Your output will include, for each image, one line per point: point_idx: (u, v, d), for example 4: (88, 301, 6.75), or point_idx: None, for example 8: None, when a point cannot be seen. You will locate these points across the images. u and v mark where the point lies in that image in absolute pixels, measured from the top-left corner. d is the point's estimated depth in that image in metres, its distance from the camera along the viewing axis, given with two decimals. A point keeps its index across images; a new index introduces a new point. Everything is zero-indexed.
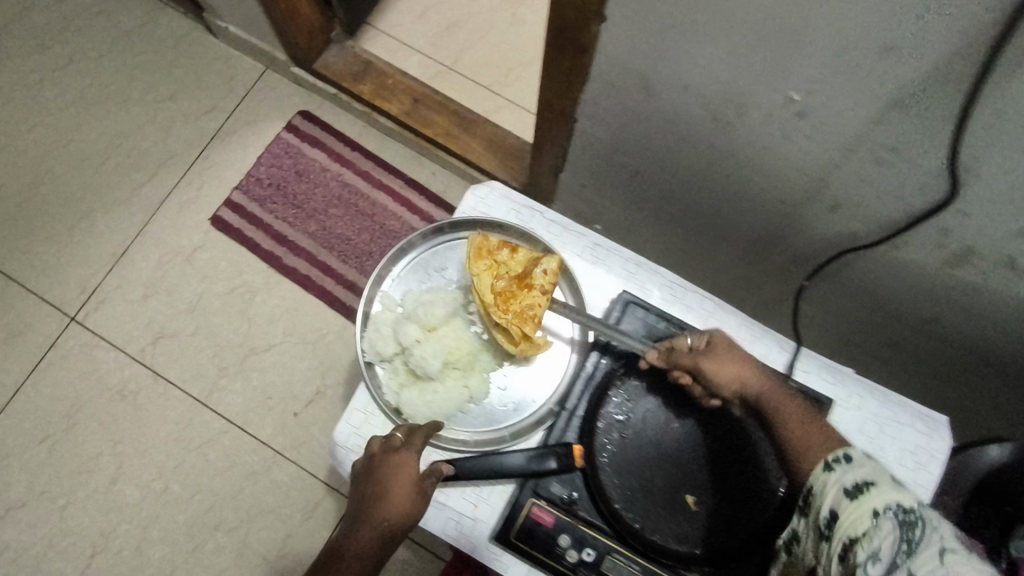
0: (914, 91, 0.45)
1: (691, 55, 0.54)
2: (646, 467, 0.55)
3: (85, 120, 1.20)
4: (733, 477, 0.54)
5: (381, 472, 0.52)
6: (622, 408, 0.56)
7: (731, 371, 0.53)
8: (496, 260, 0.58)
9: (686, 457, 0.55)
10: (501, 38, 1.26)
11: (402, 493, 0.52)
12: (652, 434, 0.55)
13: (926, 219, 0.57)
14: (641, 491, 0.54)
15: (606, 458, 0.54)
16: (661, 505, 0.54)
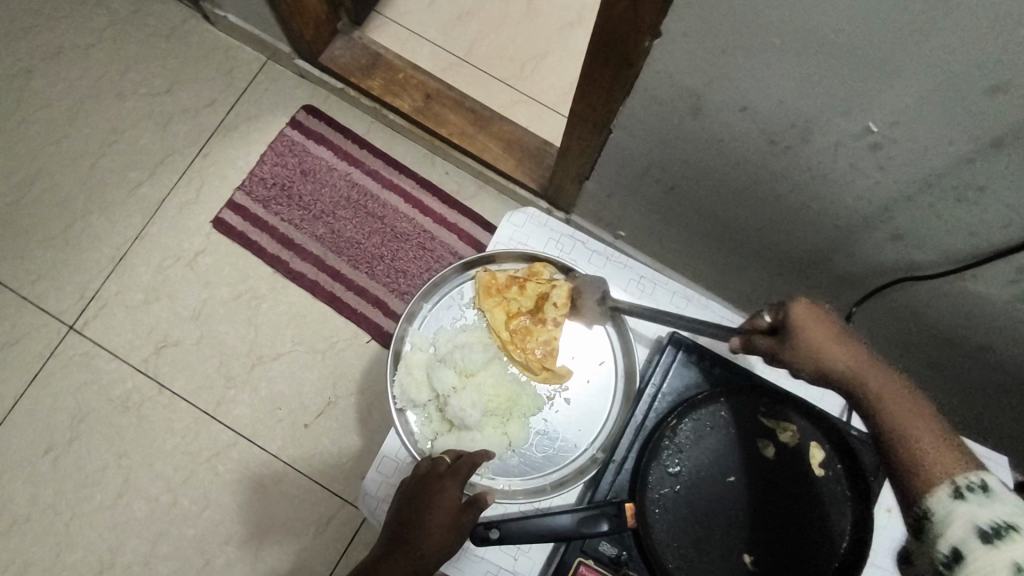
0: (1022, 125, 0.41)
1: (758, 77, 0.50)
2: (703, 520, 0.55)
3: (77, 115, 1.14)
4: (789, 532, 0.55)
5: (428, 495, 0.55)
6: (676, 460, 0.57)
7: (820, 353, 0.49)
8: (508, 298, 0.66)
9: (737, 508, 0.56)
10: (516, 27, 1.19)
11: (444, 519, 0.54)
12: (708, 486, 0.56)
13: (1002, 255, 0.53)
14: (698, 546, 0.55)
15: (657, 511, 0.55)
16: (714, 558, 0.55)
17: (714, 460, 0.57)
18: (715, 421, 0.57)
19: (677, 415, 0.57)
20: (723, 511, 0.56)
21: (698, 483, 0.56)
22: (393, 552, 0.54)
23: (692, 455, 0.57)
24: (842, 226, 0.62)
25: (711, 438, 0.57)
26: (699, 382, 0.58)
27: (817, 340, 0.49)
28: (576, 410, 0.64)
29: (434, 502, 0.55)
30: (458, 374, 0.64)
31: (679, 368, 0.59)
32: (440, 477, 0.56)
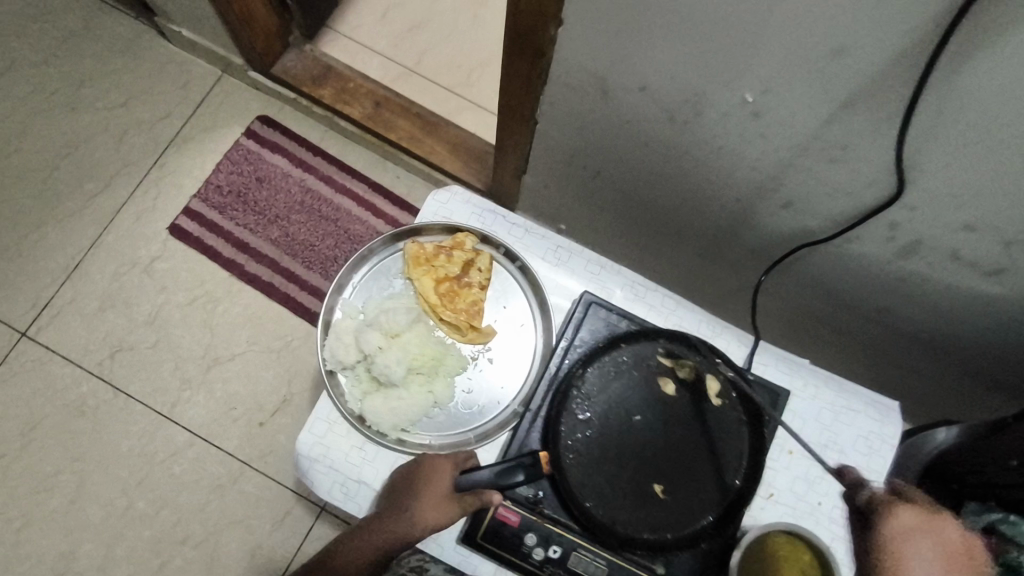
0: (863, 89, 0.47)
1: (650, 56, 0.56)
2: (603, 450, 0.54)
3: (32, 127, 1.16)
4: (688, 466, 0.54)
5: (421, 483, 0.52)
6: (585, 406, 0.55)
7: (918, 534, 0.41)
8: (434, 264, 0.62)
9: (650, 450, 0.54)
10: (462, 41, 1.25)
11: (431, 506, 0.51)
12: (616, 421, 0.55)
13: (874, 214, 0.58)
14: (605, 479, 0.54)
15: (571, 456, 0.54)
16: (630, 499, 0.53)
17: (625, 390, 0.55)
18: (635, 359, 0.56)
19: (587, 357, 0.55)
20: (630, 443, 0.54)
21: (607, 419, 0.55)
22: (376, 524, 0.52)
23: (607, 393, 0.55)
24: (743, 198, 0.67)
25: (627, 370, 0.56)
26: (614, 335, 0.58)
27: (903, 541, 0.40)
28: (501, 369, 0.60)
29: (429, 491, 0.51)
30: (386, 335, 0.60)
31: (594, 321, 0.59)
32: (438, 468, 0.53)
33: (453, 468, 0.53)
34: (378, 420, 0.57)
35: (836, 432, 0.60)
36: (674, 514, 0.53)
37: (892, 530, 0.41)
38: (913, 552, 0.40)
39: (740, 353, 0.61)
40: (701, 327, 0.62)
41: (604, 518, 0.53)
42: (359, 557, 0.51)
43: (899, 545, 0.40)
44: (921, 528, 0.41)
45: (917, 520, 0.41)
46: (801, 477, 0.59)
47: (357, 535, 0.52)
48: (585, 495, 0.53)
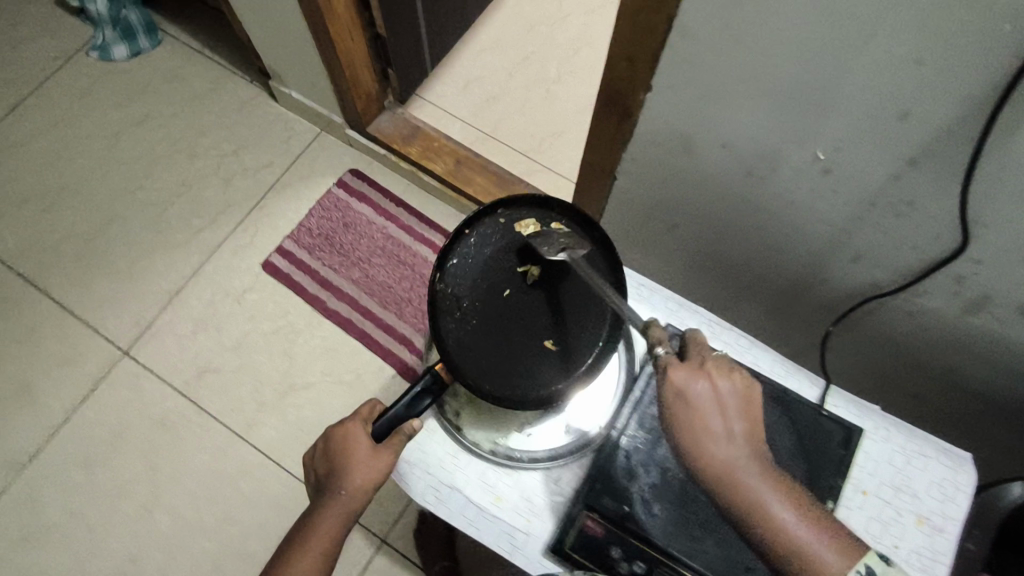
0: (926, 152, 0.53)
1: (731, 117, 0.63)
2: (495, 321, 0.61)
3: (153, 169, 1.30)
4: (561, 323, 0.61)
5: (343, 456, 0.60)
6: (457, 303, 0.61)
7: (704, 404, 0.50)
8: None
9: (522, 316, 0.61)
10: (536, 111, 1.38)
11: (364, 470, 0.59)
12: (490, 298, 0.61)
13: (940, 268, 0.63)
14: (495, 348, 0.61)
15: (455, 349, 0.60)
16: (520, 363, 0.60)
17: (489, 269, 0.62)
18: (494, 238, 0.62)
19: (440, 256, 0.62)
20: (512, 309, 0.61)
21: (485, 297, 0.61)
22: (325, 504, 0.61)
23: (482, 271, 0.62)
24: (814, 252, 0.73)
25: (489, 251, 0.62)
26: None
27: (694, 402, 0.50)
28: (588, 393, 0.63)
29: (350, 458, 0.60)
30: None
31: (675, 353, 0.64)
32: (351, 435, 0.61)
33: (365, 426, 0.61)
34: (472, 431, 0.62)
35: (910, 476, 0.62)
36: (559, 367, 0.60)
37: (681, 396, 0.50)
38: (707, 411, 0.50)
39: (813, 393, 0.65)
40: (775, 367, 0.66)
41: (502, 382, 0.60)
42: (322, 538, 0.60)
43: (691, 408, 0.50)
44: (716, 389, 0.50)
45: (699, 382, 0.50)
46: (875, 518, 0.61)
47: (311, 521, 0.61)
48: (489, 359, 0.60)
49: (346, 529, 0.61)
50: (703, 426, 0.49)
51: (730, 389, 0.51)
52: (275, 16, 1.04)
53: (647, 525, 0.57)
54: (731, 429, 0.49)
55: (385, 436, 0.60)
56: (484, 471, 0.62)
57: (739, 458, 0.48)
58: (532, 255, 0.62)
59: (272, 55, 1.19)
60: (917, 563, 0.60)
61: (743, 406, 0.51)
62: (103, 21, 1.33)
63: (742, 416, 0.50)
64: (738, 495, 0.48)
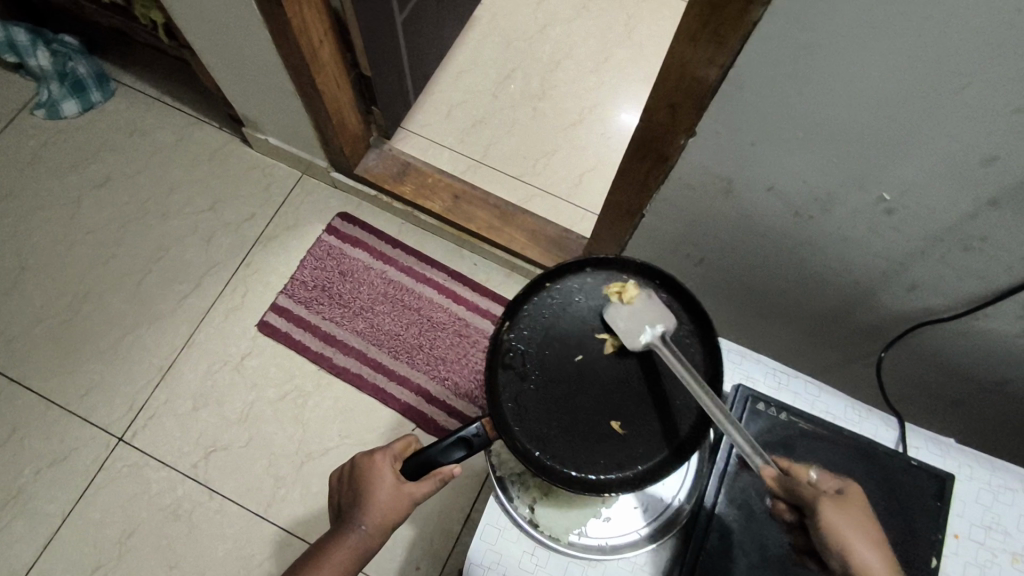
0: (1011, 193, 0.51)
1: (785, 162, 0.60)
2: (564, 390, 0.58)
3: (125, 236, 1.21)
4: (639, 403, 0.57)
5: (366, 485, 0.61)
6: (521, 356, 0.59)
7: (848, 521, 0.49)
8: None
9: (590, 386, 0.58)
10: (526, 132, 1.32)
11: (381, 503, 0.60)
12: (567, 366, 0.58)
13: (1009, 296, 0.61)
14: (558, 417, 0.57)
15: (512, 408, 0.57)
16: (579, 438, 0.56)
17: (576, 335, 0.59)
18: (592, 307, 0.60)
19: (514, 304, 0.60)
20: (585, 379, 0.58)
21: (563, 361, 0.59)
22: (341, 534, 0.61)
23: (565, 336, 0.59)
24: (864, 282, 0.71)
25: (584, 319, 0.60)
26: (776, 429, 0.59)
27: (836, 525, 0.49)
28: None
29: (371, 490, 0.61)
30: None
31: (752, 414, 0.60)
32: (376, 466, 0.62)
33: (392, 460, 0.62)
34: (549, 524, 0.58)
35: (998, 513, 0.61)
36: (626, 447, 0.56)
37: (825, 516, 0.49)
38: (850, 534, 0.49)
39: (890, 436, 0.63)
40: (848, 413, 0.63)
41: (556, 454, 0.56)
42: (332, 565, 0.60)
43: (840, 531, 0.49)
44: (853, 508, 0.50)
45: (841, 505, 0.50)
46: (972, 562, 0.59)
47: (326, 548, 0.61)
48: (550, 430, 0.57)
49: (356, 562, 0.61)
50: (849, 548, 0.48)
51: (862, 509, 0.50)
52: (250, 66, 0.97)
53: None
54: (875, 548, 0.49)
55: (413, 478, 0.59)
56: (566, 567, 0.58)
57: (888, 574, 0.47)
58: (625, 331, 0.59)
59: (246, 104, 1.11)
60: None
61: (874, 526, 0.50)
62: (49, 76, 1.24)
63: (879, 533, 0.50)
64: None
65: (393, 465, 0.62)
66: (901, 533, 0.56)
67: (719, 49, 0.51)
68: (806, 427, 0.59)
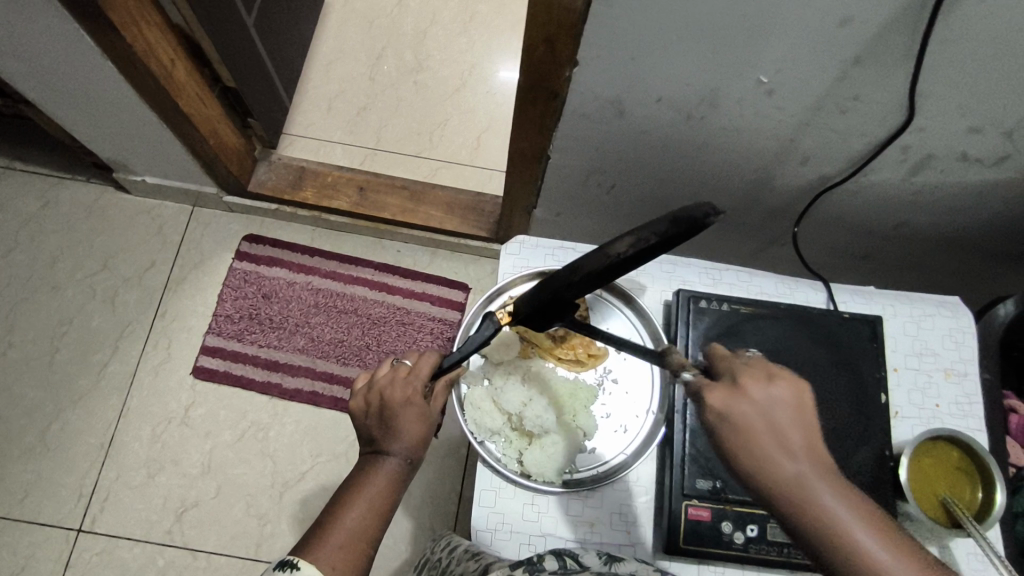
0: (869, 49, 0.55)
1: (668, 71, 0.61)
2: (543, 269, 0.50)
3: (16, 323, 1.11)
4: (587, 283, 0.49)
5: (396, 405, 0.55)
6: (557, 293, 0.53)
7: (751, 417, 0.43)
8: None
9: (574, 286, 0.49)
10: (413, 107, 1.30)
11: (417, 419, 0.55)
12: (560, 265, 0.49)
13: (888, 145, 0.67)
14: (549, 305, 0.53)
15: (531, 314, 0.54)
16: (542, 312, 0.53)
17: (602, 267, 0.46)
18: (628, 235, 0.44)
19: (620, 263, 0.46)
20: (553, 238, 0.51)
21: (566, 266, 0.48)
22: (377, 466, 0.54)
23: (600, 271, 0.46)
24: (764, 167, 0.75)
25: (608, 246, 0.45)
26: (723, 320, 0.62)
27: (742, 422, 0.43)
28: (625, 386, 0.63)
29: (400, 407, 0.55)
30: (525, 391, 0.61)
31: (699, 314, 0.62)
32: (404, 385, 0.57)
33: (420, 375, 0.57)
34: (542, 471, 0.59)
35: (925, 339, 0.67)
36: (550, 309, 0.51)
37: (727, 422, 0.43)
38: (766, 438, 0.42)
39: (821, 298, 0.68)
40: (780, 288, 0.68)
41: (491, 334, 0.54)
42: (372, 500, 0.53)
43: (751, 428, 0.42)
44: (776, 401, 0.43)
45: (748, 402, 0.43)
46: (913, 389, 0.66)
47: (360, 484, 0.53)
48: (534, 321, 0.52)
49: (394, 496, 0.54)
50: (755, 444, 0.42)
51: (781, 399, 0.43)
52: (102, 107, 0.89)
53: (743, 489, 0.57)
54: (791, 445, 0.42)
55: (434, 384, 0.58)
56: (567, 506, 0.59)
57: (805, 472, 0.41)
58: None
59: (109, 148, 1.03)
60: (957, 412, 0.66)
61: (799, 414, 0.43)
62: None
63: (796, 427, 0.43)
64: (808, 511, 0.41)
65: (422, 379, 0.57)
66: (852, 381, 0.61)
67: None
68: (747, 311, 0.62)
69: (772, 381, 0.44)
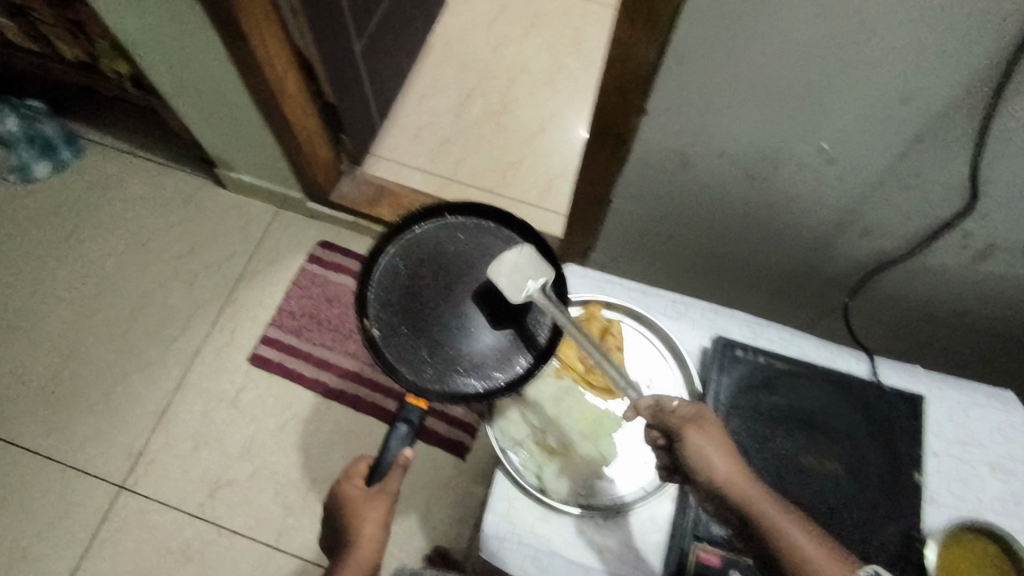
0: (930, 128, 0.56)
1: (731, 128, 0.65)
2: (466, 315, 0.63)
3: (108, 288, 1.23)
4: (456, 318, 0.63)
5: (344, 505, 0.63)
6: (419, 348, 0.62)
7: (709, 447, 0.52)
8: (573, 334, 0.66)
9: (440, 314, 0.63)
10: (491, 145, 1.38)
11: (377, 513, 0.62)
12: (461, 295, 0.64)
13: (949, 229, 0.67)
14: (442, 357, 0.62)
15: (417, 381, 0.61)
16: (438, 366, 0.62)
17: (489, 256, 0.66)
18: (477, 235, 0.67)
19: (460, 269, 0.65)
20: (421, 327, 0.63)
21: (429, 304, 0.64)
22: (338, 561, 0.61)
23: (508, 254, 0.66)
24: (820, 236, 0.76)
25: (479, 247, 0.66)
26: (757, 372, 0.63)
27: (699, 447, 0.52)
28: None
29: (360, 507, 0.63)
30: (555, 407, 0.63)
31: (734, 363, 0.63)
32: (347, 484, 0.65)
33: (356, 473, 0.65)
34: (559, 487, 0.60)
35: (973, 429, 0.65)
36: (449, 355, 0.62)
37: (688, 442, 0.53)
38: (717, 462, 0.52)
39: (863, 369, 0.67)
40: (821, 352, 0.68)
41: (515, 353, 0.62)
42: None
43: (701, 452, 0.52)
44: (713, 435, 0.53)
45: (701, 431, 0.53)
46: (955, 477, 0.63)
47: None
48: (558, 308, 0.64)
49: None
50: (709, 467, 0.51)
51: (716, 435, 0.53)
52: (220, 106, 1.01)
53: None
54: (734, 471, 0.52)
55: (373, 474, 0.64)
56: (577, 530, 0.60)
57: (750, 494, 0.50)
58: (382, 292, 0.64)
59: (218, 146, 1.15)
60: (1001, 510, 0.62)
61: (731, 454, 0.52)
62: (18, 141, 1.26)
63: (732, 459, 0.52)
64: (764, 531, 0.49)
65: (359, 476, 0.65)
66: (884, 456, 0.60)
67: (653, 28, 0.56)
68: (783, 366, 0.63)
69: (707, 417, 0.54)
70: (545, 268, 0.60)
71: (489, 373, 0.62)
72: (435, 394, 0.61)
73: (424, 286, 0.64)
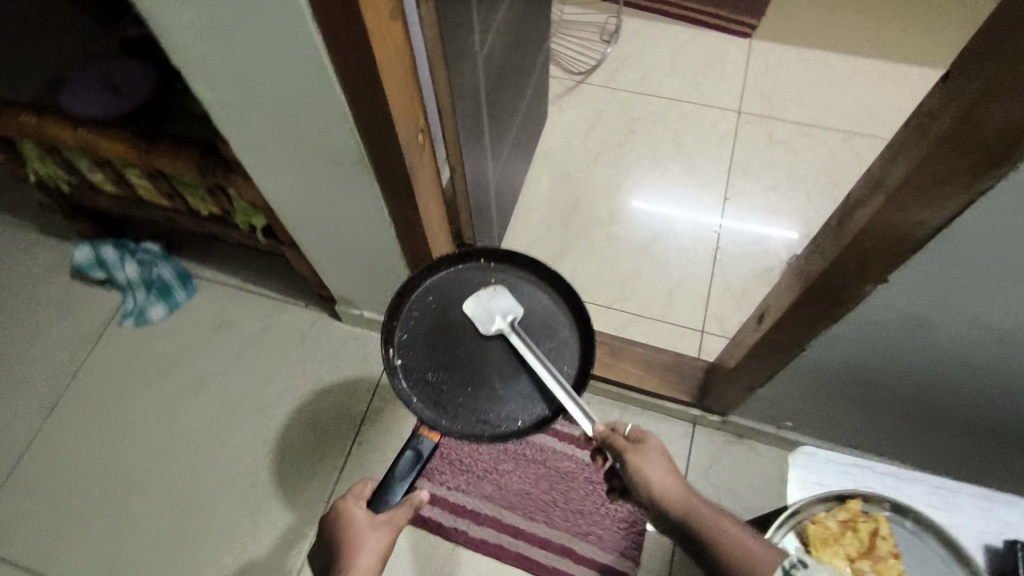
0: None
1: (995, 300, 0.58)
2: (468, 360, 0.78)
3: (229, 435, 1.19)
4: (453, 358, 0.78)
5: (346, 528, 0.71)
6: (425, 377, 0.78)
7: (655, 468, 0.66)
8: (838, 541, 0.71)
9: (443, 352, 0.79)
10: (606, 256, 1.35)
11: (378, 543, 0.71)
12: (460, 340, 0.79)
13: None
14: (444, 391, 0.77)
15: (420, 410, 0.76)
16: (439, 400, 0.77)
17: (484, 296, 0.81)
18: (491, 275, 0.84)
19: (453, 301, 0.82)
20: (442, 358, 0.79)
21: (434, 344, 0.79)
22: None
23: (514, 283, 0.83)
24: None
25: (489, 290, 0.81)
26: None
27: (646, 469, 0.66)
28: None
29: (361, 534, 0.71)
30: None
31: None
32: (351, 506, 0.74)
33: (360, 501, 0.74)
34: None
35: None
36: (452, 389, 0.77)
37: (631, 458, 0.66)
38: (660, 473, 0.65)
39: None
40: None
41: (519, 390, 0.76)
42: None
43: (643, 470, 0.66)
44: (654, 452, 0.67)
45: (644, 453, 0.67)
46: None
47: None
48: (557, 338, 0.80)
49: None
50: (650, 481, 0.65)
51: (662, 454, 0.67)
52: (365, 254, 0.99)
53: None
54: (676, 484, 0.65)
55: (378, 503, 0.73)
56: None
57: (692, 501, 0.64)
58: (402, 328, 0.80)
59: (346, 286, 1.13)
60: None
61: (671, 468, 0.66)
62: (136, 285, 1.28)
63: (672, 470, 0.66)
64: (714, 537, 0.61)
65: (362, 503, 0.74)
66: None
67: (942, 202, 0.51)
68: None
69: (650, 435, 0.69)
70: (510, 311, 0.79)
71: (484, 407, 0.76)
72: (432, 424, 0.76)
73: (433, 325, 0.81)
